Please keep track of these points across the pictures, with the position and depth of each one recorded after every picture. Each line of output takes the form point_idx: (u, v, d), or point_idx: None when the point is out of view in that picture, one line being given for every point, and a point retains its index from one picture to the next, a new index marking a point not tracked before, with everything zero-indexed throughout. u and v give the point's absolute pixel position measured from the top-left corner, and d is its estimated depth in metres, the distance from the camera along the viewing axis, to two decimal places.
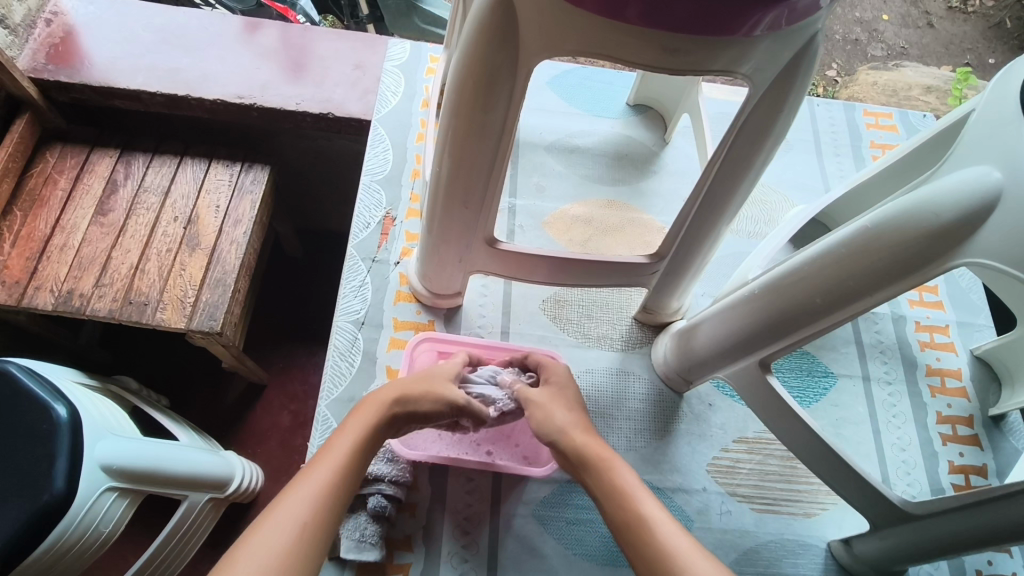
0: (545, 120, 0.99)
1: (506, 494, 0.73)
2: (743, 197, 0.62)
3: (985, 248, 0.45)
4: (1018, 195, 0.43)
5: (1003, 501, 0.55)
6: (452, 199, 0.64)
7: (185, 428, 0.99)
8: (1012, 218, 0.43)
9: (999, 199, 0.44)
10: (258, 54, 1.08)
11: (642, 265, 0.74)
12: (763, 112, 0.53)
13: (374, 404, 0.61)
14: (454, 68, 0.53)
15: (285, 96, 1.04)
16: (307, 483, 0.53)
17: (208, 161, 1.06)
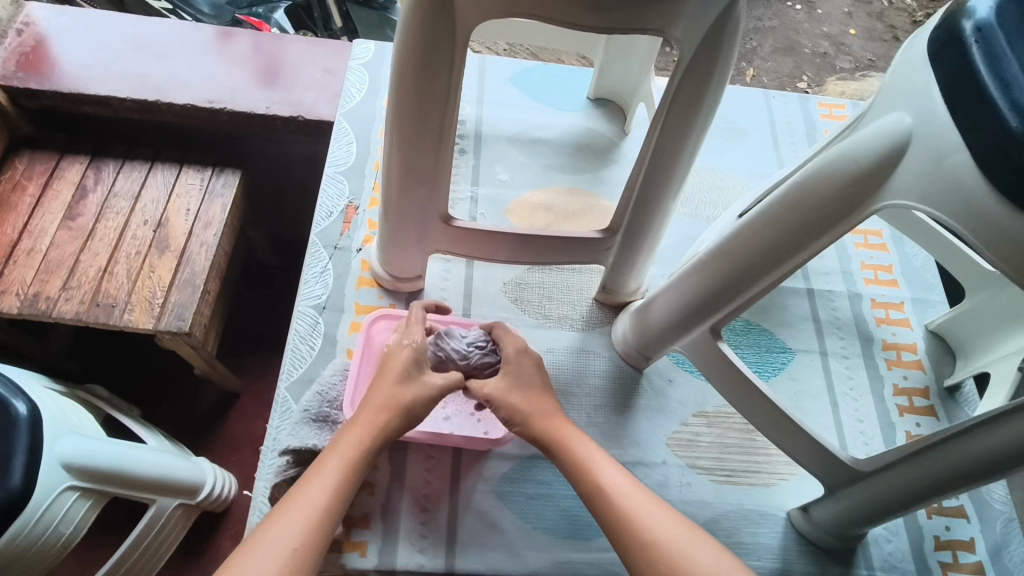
0: (504, 112, 0.99)
1: (465, 471, 0.73)
2: (686, 166, 0.64)
3: (899, 190, 0.46)
4: (926, 138, 0.44)
5: (925, 455, 0.58)
6: (406, 175, 0.66)
7: (153, 432, 0.99)
8: (920, 157, 0.44)
9: (910, 143, 0.45)
10: (228, 60, 1.11)
11: (597, 241, 0.73)
12: (694, 81, 0.55)
13: (362, 426, 0.60)
14: (395, 46, 0.55)
15: (255, 100, 1.07)
16: (298, 498, 0.54)
17: (178, 166, 1.07)
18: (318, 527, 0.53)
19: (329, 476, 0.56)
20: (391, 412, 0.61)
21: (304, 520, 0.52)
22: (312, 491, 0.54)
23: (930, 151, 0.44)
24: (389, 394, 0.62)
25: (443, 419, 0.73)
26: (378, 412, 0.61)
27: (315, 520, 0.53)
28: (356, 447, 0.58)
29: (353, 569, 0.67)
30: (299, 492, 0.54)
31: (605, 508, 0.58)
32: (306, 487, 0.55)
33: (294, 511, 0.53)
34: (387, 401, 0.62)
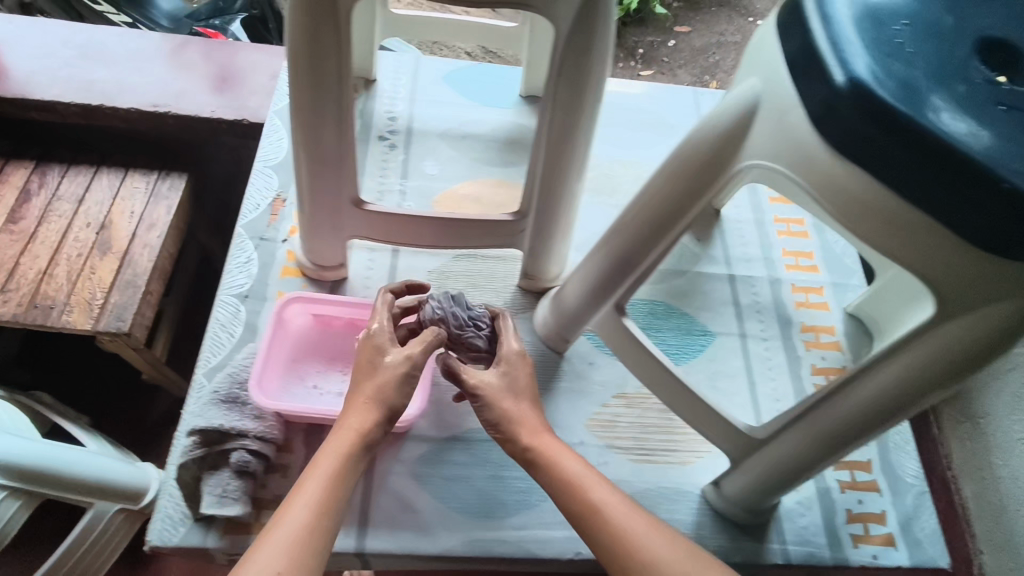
0: (436, 111, 1.00)
1: (382, 453, 0.73)
2: (583, 149, 0.66)
3: (753, 152, 0.48)
4: (771, 100, 0.47)
5: (802, 422, 0.59)
6: (313, 160, 0.67)
7: (95, 436, 0.97)
8: (767, 118, 0.47)
9: (759, 107, 0.48)
10: (173, 67, 1.14)
11: (507, 223, 0.75)
12: (574, 59, 0.57)
13: (341, 441, 0.59)
14: (285, 34, 0.57)
15: (201, 104, 1.10)
16: (280, 524, 0.52)
17: (124, 170, 1.08)
18: (309, 544, 0.52)
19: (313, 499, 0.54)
20: (370, 422, 0.60)
21: (290, 548, 0.51)
22: (298, 507, 0.54)
23: (774, 110, 0.46)
24: (369, 401, 0.61)
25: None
26: (359, 426, 0.60)
27: (297, 549, 0.51)
28: (336, 462, 0.57)
29: None
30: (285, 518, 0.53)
31: (598, 527, 0.56)
32: (288, 512, 0.53)
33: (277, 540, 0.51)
34: (370, 410, 0.61)
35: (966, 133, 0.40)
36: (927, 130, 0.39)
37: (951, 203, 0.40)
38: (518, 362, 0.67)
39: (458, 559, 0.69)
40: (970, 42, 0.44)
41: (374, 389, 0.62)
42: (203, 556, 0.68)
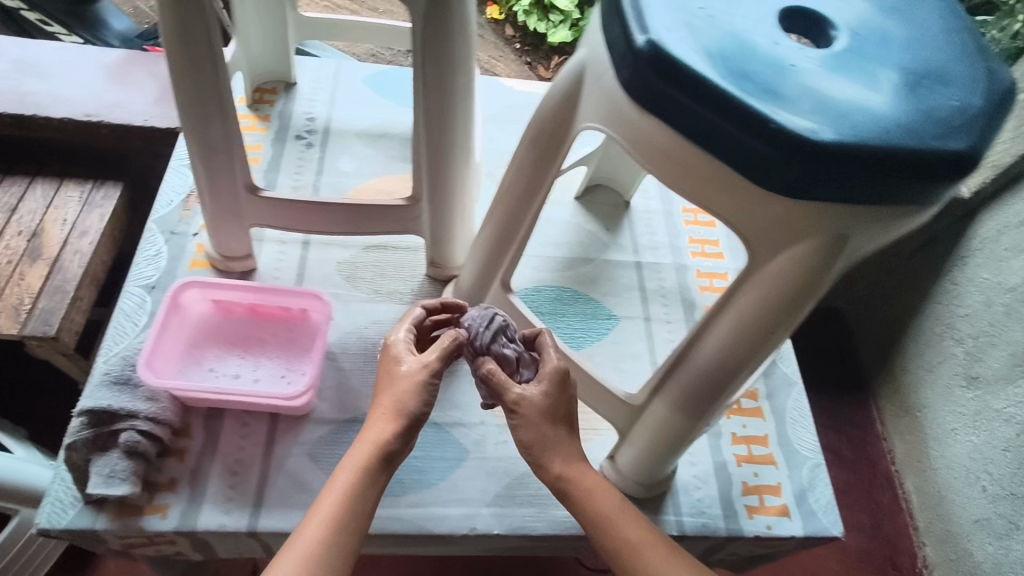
0: (355, 111, 1.02)
1: (281, 436, 0.74)
2: (462, 132, 0.68)
3: (585, 116, 0.51)
4: (592, 66, 0.49)
5: (668, 383, 0.61)
6: (201, 146, 0.69)
7: (27, 445, 0.94)
8: (591, 82, 0.50)
9: (586, 72, 0.50)
10: (107, 77, 1.16)
11: (402, 208, 0.77)
12: (434, 40, 0.60)
13: (359, 452, 0.57)
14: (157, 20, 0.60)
15: (133, 112, 1.12)
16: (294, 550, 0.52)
17: (59, 181, 1.11)
18: (321, 563, 0.52)
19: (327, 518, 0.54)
20: (391, 428, 0.57)
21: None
22: (310, 527, 0.53)
23: (595, 74, 0.49)
24: (389, 407, 0.58)
25: (251, 381, 0.73)
26: (380, 435, 0.57)
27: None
28: (354, 475, 0.56)
29: (151, 531, 0.67)
30: (300, 545, 0.53)
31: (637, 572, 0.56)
32: (302, 537, 0.53)
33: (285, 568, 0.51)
34: (391, 416, 0.57)
35: (754, 84, 0.42)
36: (714, 84, 0.41)
37: (742, 152, 0.42)
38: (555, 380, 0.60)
39: None
40: (774, 7, 0.47)
41: (395, 393, 0.58)
42: (94, 539, 0.68)
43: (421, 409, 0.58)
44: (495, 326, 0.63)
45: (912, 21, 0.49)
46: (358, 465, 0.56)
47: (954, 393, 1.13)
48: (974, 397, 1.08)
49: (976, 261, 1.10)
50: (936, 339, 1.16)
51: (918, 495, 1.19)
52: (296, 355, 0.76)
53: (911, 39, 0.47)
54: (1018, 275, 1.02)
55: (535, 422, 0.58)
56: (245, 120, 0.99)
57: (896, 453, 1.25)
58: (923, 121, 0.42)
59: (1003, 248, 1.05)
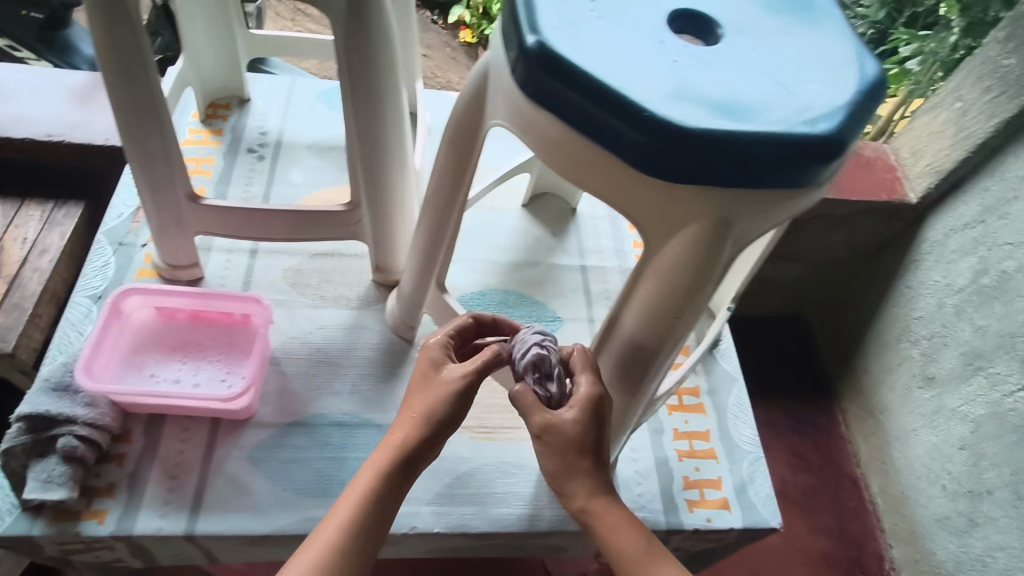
0: (307, 125, 1.05)
1: (222, 439, 0.75)
2: (392, 137, 0.71)
3: (490, 114, 0.54)
4: (493, 65, 0.52)
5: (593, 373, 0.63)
6: (138, 154, 0.71)
7: None
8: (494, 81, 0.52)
9: (489, 72, 0.53)
10: (68, 98, 1.17)
11: (341, 213, 0.79)
12: (355, 46, 0.62)
13: (381, 457, 0.57)
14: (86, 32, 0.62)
15: (94, 133, 1.13)
16: (307, 550, 0.52)
17: (20, 202, 1.11)
18: (334, 564, 0.52)
19: (343, 521, 0.54)
20: (415, 437, 0.58)
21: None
22: (328, 528, 0.54)
23: (495, 72, 0.51)
24: (418, 414, 0.58)
25: (191, 385, 0.74)
26: (404, 441, 0.58)
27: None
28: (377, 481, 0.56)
29: (88, 536, 0.67)
30: (313, 548, 0.52)
31: None
32: (318, 539, 0.53)
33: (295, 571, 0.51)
34: (417, 422, 0.58)
35: (632, 76, 0.44)
36: (593, 78, 0.44)
37: (623, 142, 0.44)
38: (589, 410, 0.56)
39: (291, 537, 0.70)
40: (662, 10, 0.49)
41: (426, 397, 0.59)
42: (32, 546, 0.68)
43: (446, 418, 0.58)
44: (529, 358, 0.57)
45: (798, 20, 0.51)
46: (379, 472, 0.56)
47: (913, 393, 1.12)
48: (929, 396, 1.08)
49: (928, 263, 1.10)
50: (895, 341, 1.16)
51: (884, 496, 1.18)
52: (236, 358, 0.77)
53: (792, 35, 0.50)
54: (965, 275, 1.03)
55: (559, 452, 0.57)
56: (198, 135, 1.01)
57: (861, 453, 1.24)
58: (793, 108, 0.44)
59: (950, 250, 1.06)
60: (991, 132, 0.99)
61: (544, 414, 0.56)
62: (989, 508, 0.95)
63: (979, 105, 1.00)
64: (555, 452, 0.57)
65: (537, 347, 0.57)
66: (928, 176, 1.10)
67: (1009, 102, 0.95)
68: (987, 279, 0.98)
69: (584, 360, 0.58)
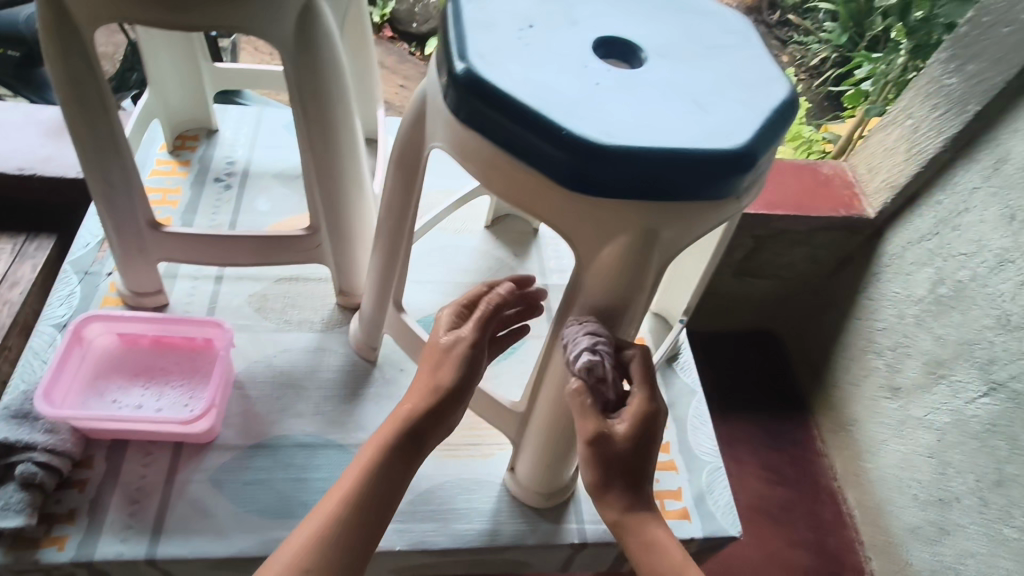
0: (274, 154, 1.07)
1: (184, 463, 0.76)
2: (346, 163, 0.73)
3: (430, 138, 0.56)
4: (429, 92, 0.55)
5: (544, 386, 0.65)
6: (99, 183, 0.72)
7: None
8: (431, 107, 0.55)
9: (426, 100, 0.56)
10: (41, 133, 1.18)
11: (301, 238, 0.81)
12: (305, 76, 0.65)
13: (388, 425, 0.56)
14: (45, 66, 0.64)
15: (66, 166, 1.13)
16: (310, 517, 0.53)
17: None
18: (336, 530, 0.51)
19: (349, 487, 0.53)
20: (420, 404, 0.56)
21: (306, 545, 0.51)
22: (332, 495, 0.53)
23: (432, 100, 0.54)
24: (425, 383, 0.57)
25: (153, 410, 0.75)
26: (410, 409, 0.56)
27: (312, 545, 0.51)
28: (383, 447, 0.55)
29: (47, 563, 0.67)
30: (317, 514, 0.52)
31: None
32: (323, 506, 0.53)
33: (298, 537, 0.51)
34: (423, 391, 0.57)
35: (553, 99, 0.47)
36: (515, 101, 0.46)
37: (546, 161, 0.47)
38: (643, 423, 0.52)
39: (251, 559, 0.71)
40: (588, 38, 0.53)
41: (434, 366, 0.58)
42: None
43: (451, 385, 0.57)
44: (580, 364, 0.51)
45: (717, 46, 0.55)
46: (386, 439, 0.55)
47: (880, 405, 1.06)
48: (896, 407, 1.02)
49: (887, 276, 1.06)
50: (861, 354, 1.10)
51: (860, 509, 1.10)
52: (199, 382, 0.79)
53: (711, 60, 0.53)
54: (923, 286, 0.98)
55: (603, 461, 0.52)
56: (165, 166, 1.03)
57: (836, 467, 1.16)
58: (706, 126, 0.47)
59: (908, 262, 1.02)
60: (942, 146, 0.95)
61: (599, 423, 0.51)
62: (957, 515, 0.90)
63: (930, 121, 0.97)
64: (599, 464, 0.52)
65: (589, 354, 0.51)
66: (886, 191, 1.05)
67: (956, 118, 0.92)
68: (944, 289, 0.94)
69: (641, 369, 0.53)
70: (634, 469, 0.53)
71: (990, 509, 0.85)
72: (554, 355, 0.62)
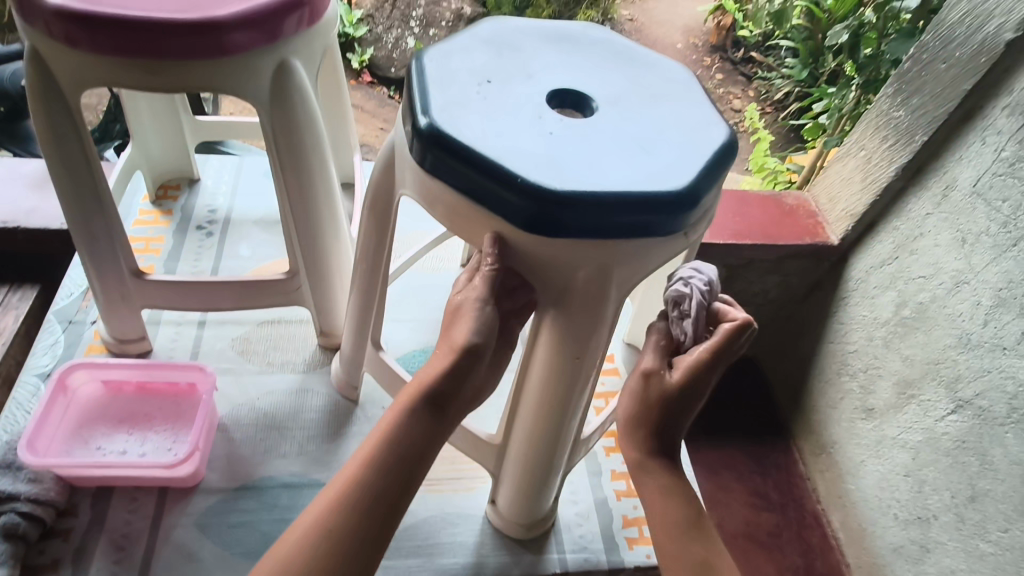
0: (254, 201, 1.11)
1: (169, 508, 0.77)
2: (324, 209, 0.77)
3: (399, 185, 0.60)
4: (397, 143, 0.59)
5: (518, 418, 0.68)
6: (82, 234, 0.75)
7: None
8: (400, 157, 0.58)
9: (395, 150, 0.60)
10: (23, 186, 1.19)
11: (282, 281, 0.83)
12: (282, 129, 0.69)
13: (406, 391, 0.53)
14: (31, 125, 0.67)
15: (50, 218, 1.14)
16: (324, 493, 0.50)
17: None
18: (348, 503, 0.48)
19: (366, 456, 0.50)
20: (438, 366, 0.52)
21: (319, 518, 0.48)
22: (348, 466, 0.50)
23: (401, 151, 0.58)
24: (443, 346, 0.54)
25: (137, 455, 0.77)
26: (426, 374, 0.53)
27: (325, 520, 0.47)
28: (400, 414, 0.51)
29: None
30: (335, 485, 0.50)
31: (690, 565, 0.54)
32: (340, 477, 0.50)
33: (312, 512, 0.48)
34: (442, 354, 0.53)
35: (510, 148, 0.51)
36: (475, 152, 0.50)
37: (506, 206, 0.50)
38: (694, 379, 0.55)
39: None
40: (543, 90, 0.57)
41: (453, 327, 0.54)
42: None
43: (468, 345, 0.53)
44: (671, 292, 0.57)
45: (663, 94, 0.59)
46: (403, 404, 0.52)
47: (856, 426, 1.04)
48: (872, 428, 1.00)
49: (853, 301, 1.06)
50: (837, 376, 1.08)
51: (844, 531, 1.07)
52: (182, 426, 0.80)
53: (657, 107, 0.58)
54: (889, 307, 0.97)
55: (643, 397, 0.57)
56: (148, 215, 1.06)
57: (818, 490, 1.14)
58: (651, 169, 0.51)
59: (872, 286, 1.01)
60: (894, 175, 0.95)
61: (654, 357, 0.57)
62: (937, 533, 0.88)
63: (881, 152, 0.97)
64: (641, 400, 0.57)
65: (680, 285, 0.57)
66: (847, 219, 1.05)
67: (905, 148, 0.92)
68: (907, 312, 0.94)
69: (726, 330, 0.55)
70: (667, 421, 0.57)
71: (967, 525, 0.83)
72: (526, 381, 0.64)
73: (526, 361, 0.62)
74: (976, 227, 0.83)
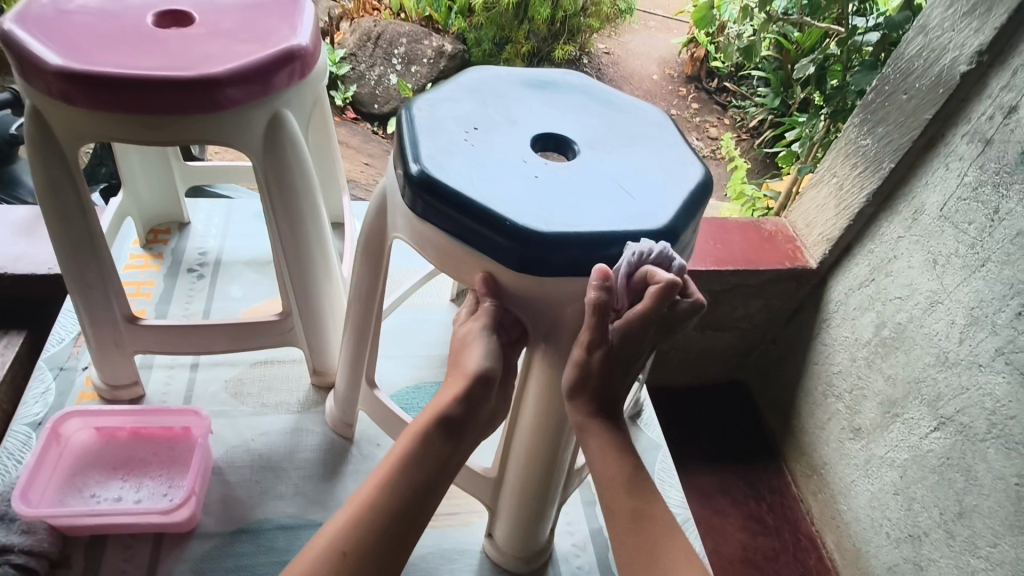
0: (244, 242, 1.12)
1: (165, 554, 0.76)
2: (316, 250, 0.79)
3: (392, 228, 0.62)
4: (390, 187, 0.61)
5: (511, 451, 0.69)
6: (76, 281, 0.76)
7: None
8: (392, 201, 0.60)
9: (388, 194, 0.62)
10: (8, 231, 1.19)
11: (275, 322, 0.84)
12: (275, 175, 0.71)
13: (420, 418, 0.55)
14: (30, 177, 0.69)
15: (37, 263, 1.14)
16: (340, 513, 0.51)
17: None
18: (365, 523, 0.50)
19: (382, 479, 0.52)
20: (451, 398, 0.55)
21: (336, 538, 0.49)
22: (364, 489, 0.52)
23: (393, 196, 0.60)
24: (455, 377, 0.56)
25: (132, 502, 0.77)
26: (439, 403, 0.55)
27: (342, 539, 0.49)
28: (414, 439, 0.53)
29: None
30: (351, 507, 0.51)
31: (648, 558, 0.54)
32: (357, 499, 0.51)
33: (330, 531, 0.49)
34: (454, 383, 0.56)
35: (498, 193, 0.53)
36: (464, 197, 0.52)
37: (496, 248, 0.52)
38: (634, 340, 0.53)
39: None
40: (527, 135, 0.60)
41: (461, 357, 0.57)
42: None
43: (480, 376, 0.55)
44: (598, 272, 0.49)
45: (640, 136, 0.62)
46: (417, 430, 0.54)
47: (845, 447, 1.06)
48: (861, 447, 1.02)
49: (835, 322, 1.08)
50: (823, 397, 1.11)
51: (839, 552, 1.08)
52: (177, 472, 0.80)
53: (635, 148, 0.61)
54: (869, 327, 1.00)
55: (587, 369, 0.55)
56: (139, 259, 1.07)
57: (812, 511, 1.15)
58: (632, 208, 0.54)
59: (852, 308, 1.04)
60: (866, 201, 0.99)
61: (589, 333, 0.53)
62: (929, 550, 0.89)
63: (852, 179, 1.01)
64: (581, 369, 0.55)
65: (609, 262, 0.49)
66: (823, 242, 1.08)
67: (874, 175, 0.96)
68: (886, 332, 0.97)
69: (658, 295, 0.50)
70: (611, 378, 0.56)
71: (957, 541, 0.85)
72: (518, 415, 0.65)
73: (518, 396, 0.64)
74: (946, 248, 0.86)
